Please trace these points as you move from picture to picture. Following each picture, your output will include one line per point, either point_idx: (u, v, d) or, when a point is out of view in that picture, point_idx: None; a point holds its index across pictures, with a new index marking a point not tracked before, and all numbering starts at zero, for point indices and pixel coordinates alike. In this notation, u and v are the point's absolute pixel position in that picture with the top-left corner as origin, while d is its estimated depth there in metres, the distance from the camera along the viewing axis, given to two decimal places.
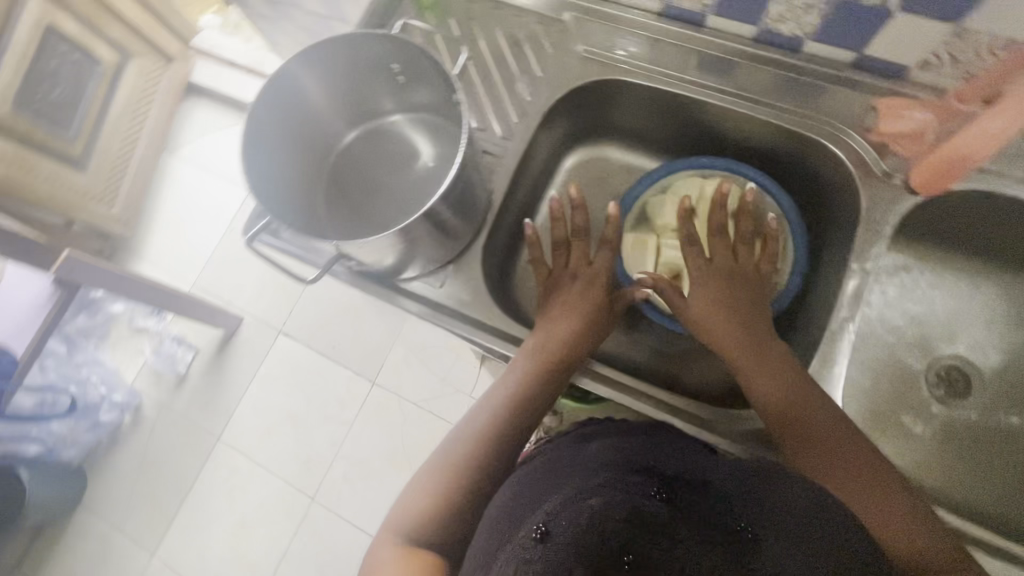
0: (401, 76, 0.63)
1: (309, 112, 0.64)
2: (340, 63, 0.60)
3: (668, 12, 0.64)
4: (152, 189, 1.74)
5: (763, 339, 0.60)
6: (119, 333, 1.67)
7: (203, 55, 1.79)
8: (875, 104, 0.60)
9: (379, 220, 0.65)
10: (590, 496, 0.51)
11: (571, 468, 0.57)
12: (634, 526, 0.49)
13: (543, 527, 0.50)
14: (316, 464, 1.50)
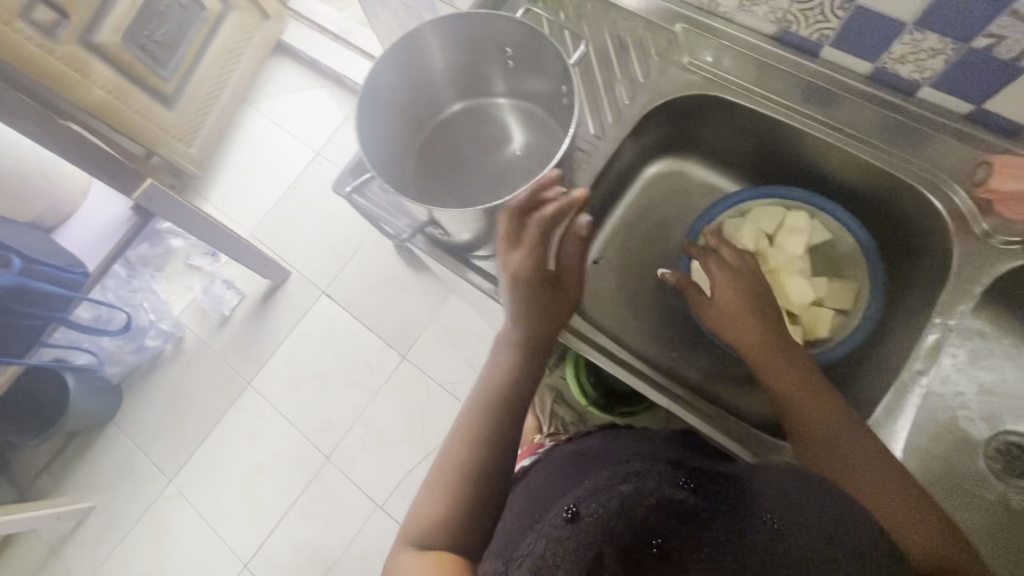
0: (513, 60, 0.65)
1: (424, 79, 0.67)
2: (465, 38, 0.63)
3: (781, 37, 0.63)
4: (228, 136, 1.82)
5: (785, 348, 0.59)
6: (176, 267, 1.75)
7: (298, 17, 1.86)
8: (986, 161, 0.58)
9: (463, 194, 0.67)
10: (620, 483, 0.55)
11: (605, 462, 0.62)
12: (665, 515, 0.51)
13: (573, 508, 0.54)
14: (336, 425, 1.54)
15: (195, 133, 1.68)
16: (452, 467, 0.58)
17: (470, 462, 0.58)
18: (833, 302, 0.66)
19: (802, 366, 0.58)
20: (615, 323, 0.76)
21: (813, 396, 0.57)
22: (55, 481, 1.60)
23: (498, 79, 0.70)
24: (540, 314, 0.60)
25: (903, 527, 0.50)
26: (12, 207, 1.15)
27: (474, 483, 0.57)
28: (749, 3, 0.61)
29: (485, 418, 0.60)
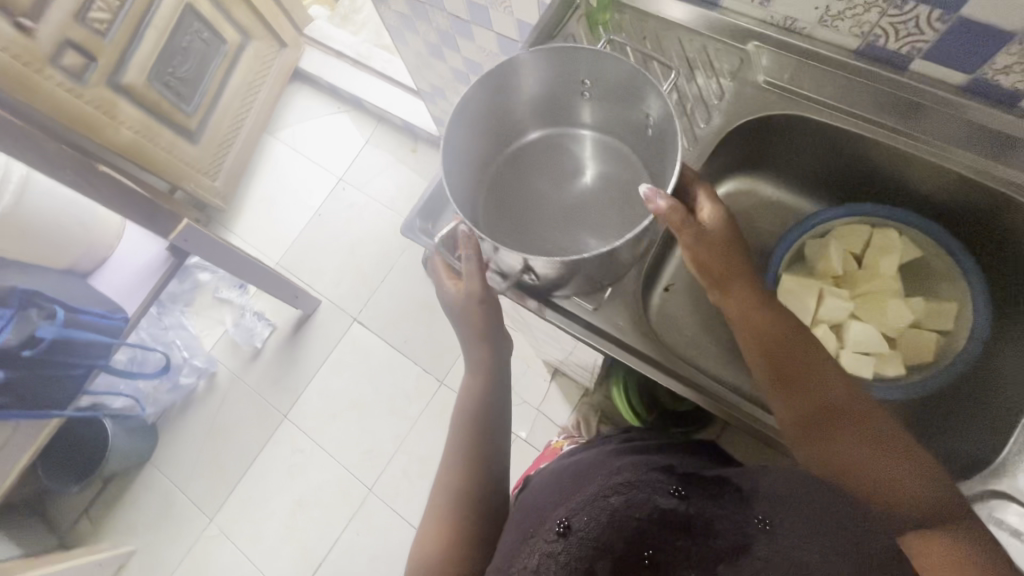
0: (591, 90, 0.65)
1: (509, 107, 0.66)
2: (548, 69, 0.62)
3: (865, 50, 0.61)
4: (251, 167, 1.81)
5: (769, 318, 0.57)
6: (203, 300, 1.73)
7: (313, 43, 1.85)
8: None
9: (546, 233, 0.65)
10: (610, 494, 0.53)
11: (596, 470, 0.59)
12: (656, 525, 0.52)
13: (565, 522, 0.52)
14: (377, 456, 1.51)
15: (218, 166, 1.67)
16: (450, 497, 0.68)
17: (463, 485, 0.68)
18: (932, 324, 0.63)
19: (792, 336, 0.56)
20: (692, 351, 0.74)
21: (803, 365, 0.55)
22: (95, 527, 1.57)
23: (585, 107, 0.68)
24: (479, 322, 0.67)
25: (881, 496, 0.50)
26: (49, 255, 1.13)
27: (469, 505, 0.67)
28: (833, 18, 0.59)
29: (474, 444, 0.71)
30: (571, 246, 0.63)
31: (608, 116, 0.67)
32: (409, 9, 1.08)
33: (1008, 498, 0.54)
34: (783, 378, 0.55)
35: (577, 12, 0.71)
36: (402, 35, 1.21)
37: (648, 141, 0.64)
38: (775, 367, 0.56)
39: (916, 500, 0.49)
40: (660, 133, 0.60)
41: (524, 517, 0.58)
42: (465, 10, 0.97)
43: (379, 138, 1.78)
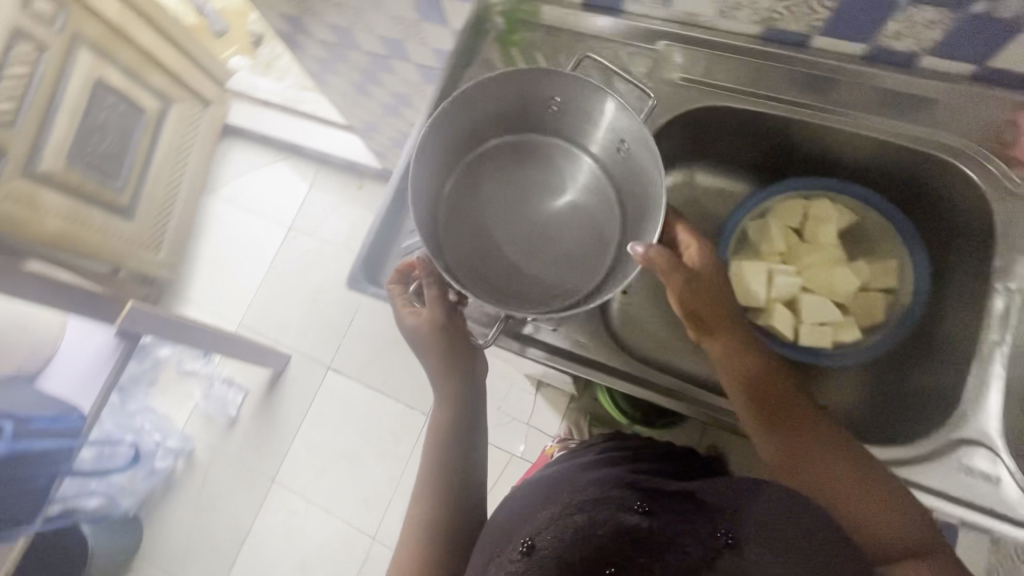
0: (555, 106, 0.66)
1: (486, 115, 0.67)
2: (513, 86, 0.62)
3: (767, 35, 0.62)
4: (194, 231, 1.75)
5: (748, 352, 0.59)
6: (168, 376, 1.61)
7: (239, 96, 1.80)
8: (1014, 119, 0.57)
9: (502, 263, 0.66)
10: (574, 513, 0.54)
11: (563, 488, 0.61)
12: (619, 542, 0.52)
13: (529, 541, 0.53)
14: (374, 502, 1.48)
15: (161, 237, 1.64)
16: (427, 517, 0.67)
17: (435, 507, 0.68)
18: (879, 283, 0.65)
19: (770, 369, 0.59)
20: (661, 350, 0.74)
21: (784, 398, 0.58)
22: None
23: (547, 119, 0.69)
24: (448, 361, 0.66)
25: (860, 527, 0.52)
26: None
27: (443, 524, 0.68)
28: (732, 9, 0.60)
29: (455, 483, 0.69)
30: (547, 288, 0.66)
31: (581, 137, 0.69)
32: (325, 52, 1.08)
33: (978, 444, 0.55)
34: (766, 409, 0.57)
35: (488, 36, 0.71)
36: (324, 78, 1.20)
37: (619, 163, 0.67)
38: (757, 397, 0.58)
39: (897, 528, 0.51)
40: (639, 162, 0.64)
41: (491, 537, 0.60)
42: (382, 46, 0.97)
43: (322, 180, 1.74)
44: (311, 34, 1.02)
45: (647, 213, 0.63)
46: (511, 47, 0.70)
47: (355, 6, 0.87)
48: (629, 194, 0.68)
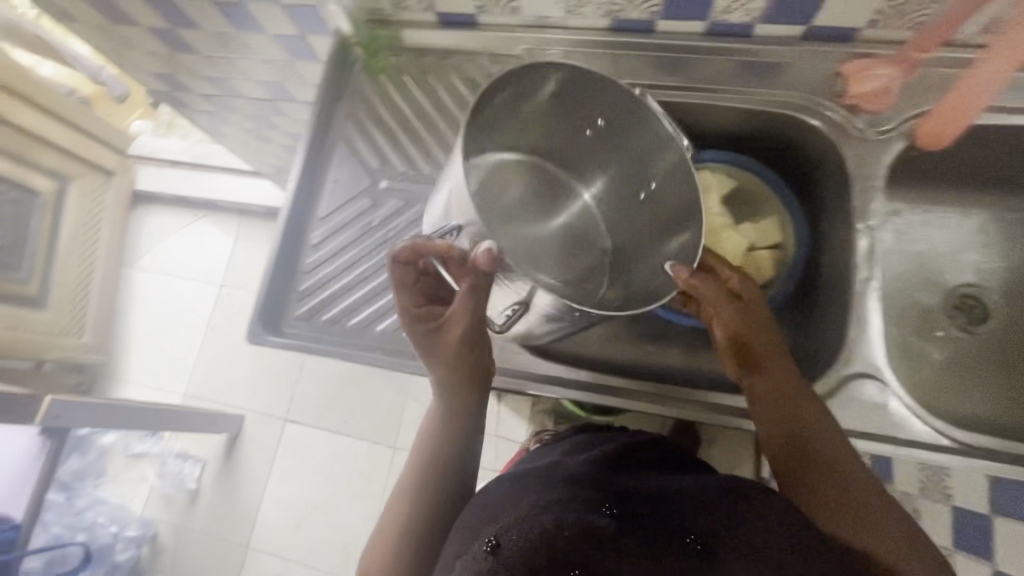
0: (595, 125, 0.60)
1: (528, 110, 0.59)
2: (573, 87, 0.56)
3: (615, 26, 0.65)
4: (119, 308, 1.68)
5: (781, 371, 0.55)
6: (116, 465, 1.55)
7: (144, 162, 1.70)
8: (840, 71, 0.61)
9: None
10: (540, 514, 0.43)
11: (528, 486, 0.49)
12: (587, 547, 0.41)
13: (493, 539, 0.42)
14: (356, 548, 1.43)
15: (81, 322, 1.56)
16: None
17: (410, 515, 0.55)
18: (766, 242, 0.68)
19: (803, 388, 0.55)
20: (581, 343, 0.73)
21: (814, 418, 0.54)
22: None
23: (579, 136, 0.62)
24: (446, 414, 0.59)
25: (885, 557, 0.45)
26: None
27: (424, 529, 0.55)
28: (576, 6, 0.62)
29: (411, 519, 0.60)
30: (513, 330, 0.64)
31: (592, 168, 0.65)
32: (211, 104, 1.06)
33: (866, 375, 0.59)
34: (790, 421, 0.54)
35: (354, 65, 0.71)
36: (219, 129, 1.17)
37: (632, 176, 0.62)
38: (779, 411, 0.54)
39: None
40: (666, 204, 0.59)
41: (457, 535, 0.47)
42: (263, 90, 0.95)
43: (246, 232, 1.69)
44: (190, 89, 1.00)
45: (658, 253, 0.61)
46: (379, 74, 0.70)
47: (225, 55, 0.86)
48: (636, 222, 0.63)
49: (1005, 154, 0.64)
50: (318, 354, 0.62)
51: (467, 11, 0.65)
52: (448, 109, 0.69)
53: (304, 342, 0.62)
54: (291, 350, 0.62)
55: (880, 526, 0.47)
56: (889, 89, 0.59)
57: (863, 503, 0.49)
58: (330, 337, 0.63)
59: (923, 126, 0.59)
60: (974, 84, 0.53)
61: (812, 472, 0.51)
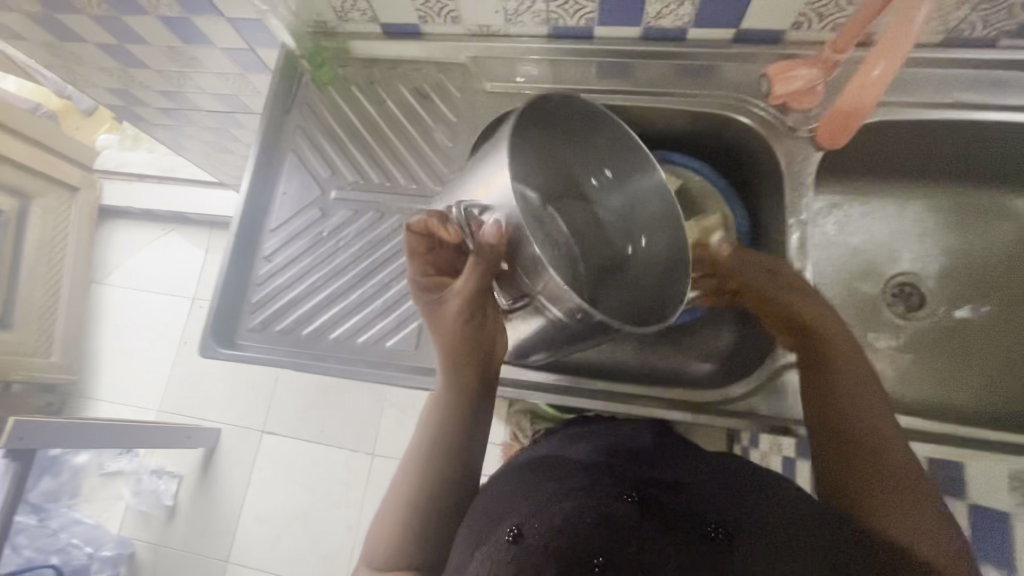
0: (603, 178, 0.62)
1: (558, 151, 0.62)
2: (581, 129, 0.60)
3: (555, 33, 0.66)
4: (88, 325, 1.65)
5: (836, 358, 0.56)
6: (91, 485, 1.53)
7: (110, 176, 1.68)
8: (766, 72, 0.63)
9: (359, 301, 0.65)
10: (563, 504, 0.47)
11: (549, 474, 0.53)
12: (606, 533, 0.45)
13: (515, 529, 0.47)
14: (337, 556, 1.42)
15: (50, 341, 1.54)
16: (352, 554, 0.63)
17: (410, 502, 0.58)
18: None
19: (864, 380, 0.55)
20: None
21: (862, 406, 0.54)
22: None
23: (587, 194, 0.63)
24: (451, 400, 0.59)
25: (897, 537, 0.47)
26: None
27: (426, 517, 0.58)
28: (514, 14, 0.63)
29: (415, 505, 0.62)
30: None
31: (606, 234, 0.63)
32: (170, 118, 1.05)
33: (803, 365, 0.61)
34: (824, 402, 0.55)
35: (303, 78, 0.72)
36: (180, 142, 1.17)
37: (624, 231, 0.62)
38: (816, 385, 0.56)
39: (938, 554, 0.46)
40: (652, 263, 0.60)
41: (474, 517, 0.52)
42: (219, 102, 0.96)
43: (217, 243, 1.67)
44: (146, 103, 1.00)
45: (651, 307, 0.58)
46: (328, 85, 0.71)
47: (177, 69, 0.86)
48: (617, 280, 0.62)
49: (931, 147, 0.67)
50: (268, 363, 0.62)
51: (411, 22, 0.66)
52: (398, 116, 0.70)
53: (255, 353, 0.63)
54: (240, 361, 0.62)
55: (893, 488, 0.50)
56: (811, 88, 0.60)
57: (884, 468, 0.50)
58: (282, 346, 0.64)
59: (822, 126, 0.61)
60: (863, 92, 0.55)
61: (840, 460, 0.52)
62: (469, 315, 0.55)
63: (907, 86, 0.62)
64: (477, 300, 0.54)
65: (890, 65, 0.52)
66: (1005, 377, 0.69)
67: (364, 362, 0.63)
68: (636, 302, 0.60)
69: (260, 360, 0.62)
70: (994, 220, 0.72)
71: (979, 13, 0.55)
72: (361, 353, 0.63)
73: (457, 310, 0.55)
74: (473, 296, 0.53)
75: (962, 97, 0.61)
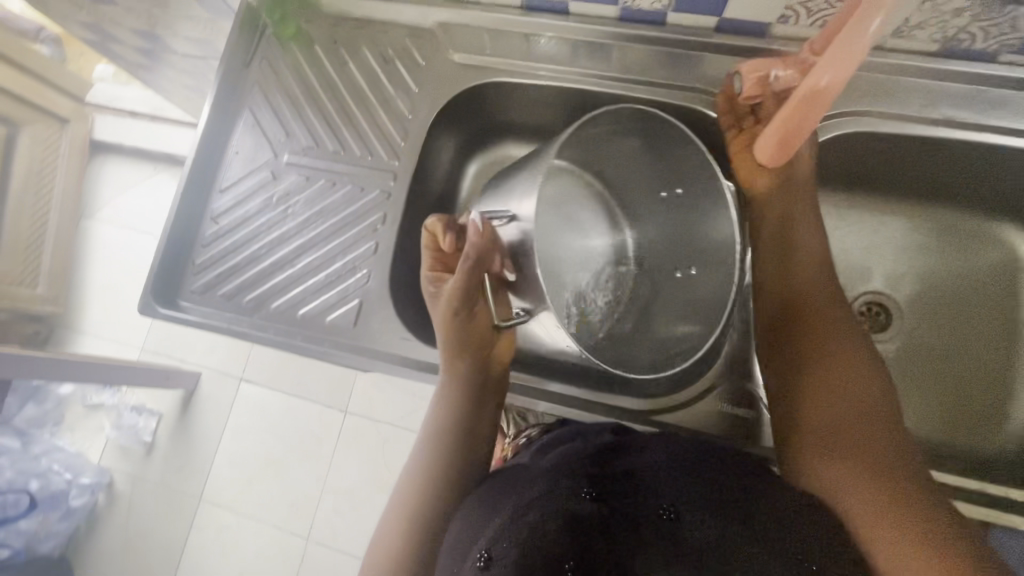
0: (669, 193, 0.61)
1: (633, 159, 0.61)
2: (652, 143, 0.58)
3: (529, 5, 0.62)
4: (76, 259, 1.63)
5: (833, 342, 0.52)
6: (75, 414, 1.55)
7: (101, 110, 1.62)
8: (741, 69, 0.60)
9: (303, 270, 0.64)
10: (526, 512, 0.43)
11: (504, 483, 0.50)
12: (573, 537, 0.41)
13: (485, 554, 0.42)
14: (304, 505, 1.36)
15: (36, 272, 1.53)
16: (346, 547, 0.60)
17: (422, 502, 0.57)
18: None
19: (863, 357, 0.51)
20: None
21: (856, 391, 0.49)
22: None
23: (653, 206, 0.64)
24: (451, 395, 0.60)
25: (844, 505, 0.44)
26: None
27: (421, 528, 0.55)
28: None
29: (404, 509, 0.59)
30: (408, 312, 0.65)
31: (654, 245, 0.64)
32: (148, 59, 1.02)
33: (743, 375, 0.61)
34: (817, 396, 0.50)
35: (265, 31, 0.69)
36: (161, 84, 1.14)
37: (664, 258, 0.63)
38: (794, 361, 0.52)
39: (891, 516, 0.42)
40: (702, 293, 0.59)
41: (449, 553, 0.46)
42: (195, 47, 0.92)
43: None
44: (122, 41, 0.96)
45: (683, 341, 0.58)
46: (290, 41, 0.69)
47: (149, 8, 0.81)
48: (654, 313, 0.62)
49: (909, 162, 0.64)
50: (210, 327, 0.64)
51: None
52: (361, 79, 0.67)
53: (197, 316, 0.64)
54: (182, 323, 0.64)
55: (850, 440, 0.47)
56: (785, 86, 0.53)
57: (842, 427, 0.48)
58: (221, 308, 0.64)
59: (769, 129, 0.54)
60: (807, 97, 0.48)
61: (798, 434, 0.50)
62: (460, 308, 0.57)
63: (890, 96, 0.59)
64: (468, 297, 0.57)
65: (839, 69, 0.45)
66: (957, 405, 0.68)
67: (299, 333, 0.63)
68: (666, 352, 0.58)
69: (202, 324, 0.64)
70: (966, 246, 0.70)
71: (979, 24, 0.50)
72: (299, 323, 0.63)
73: (448, 303, 0.58)
74: (461, 290, 0.56)
75: (947, 114, 0.58)
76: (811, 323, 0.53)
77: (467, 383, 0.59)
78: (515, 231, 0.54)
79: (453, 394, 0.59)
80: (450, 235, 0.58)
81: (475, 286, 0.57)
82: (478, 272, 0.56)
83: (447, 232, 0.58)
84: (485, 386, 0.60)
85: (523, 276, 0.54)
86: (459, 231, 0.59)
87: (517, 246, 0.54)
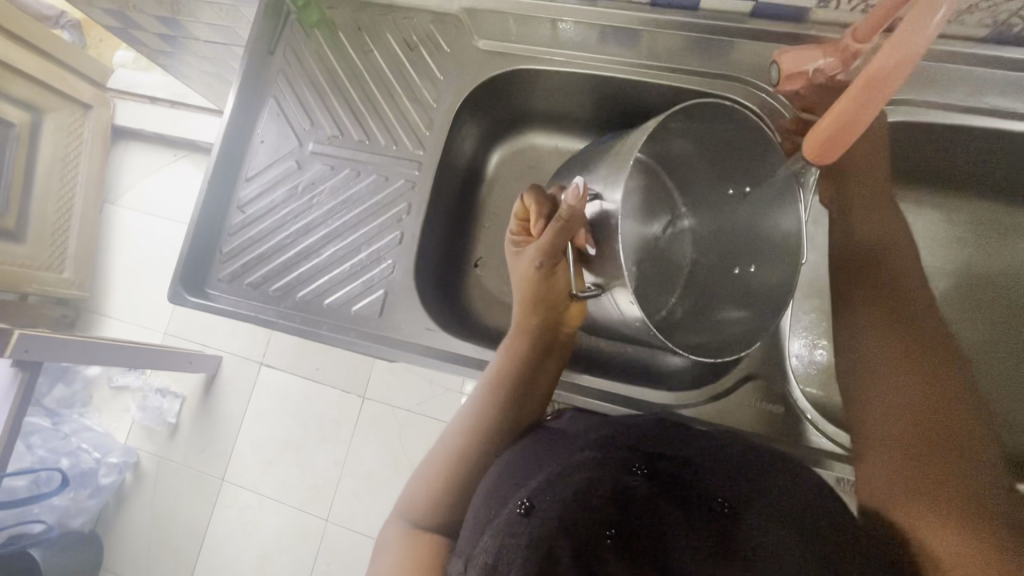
0: (733, 190, 0.60)
1: (696, 153, 0.60)
2: (716, 139, 0.56)
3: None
4: (101, 244, 1.65)
5: (866, 319, 0.52)
6: (102, 395, 1.59)
7: (122, 96, 1.64)
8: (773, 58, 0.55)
9: (328, 261, 0.65)
10: (574, 472, 0.47)
11: (554, 446, 0.52)
12: (619, 508, 0.46)
13: (527, 501, 0.45)
14: (324, 486, 1.39)
15: (63, 257, 1.55)
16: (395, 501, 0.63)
17: (452, 482, 0.57)
18: None
19: (912, 343, 0.49)
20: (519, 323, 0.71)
21: (899, 361, 0.49)
22: None
23: (711, 200, 0.63)
24: (509, 363, 0.58)
25: (886, 479, 0.46)
26: None
27: (460, 489, 0.56)
28: None
29: (434, 452, 0.61)
30: (431, 304, 0.65)
31: (711, 240, 0.64)
32: (168, 44, 1.02)
33: (772, 370, 0.60)
34: (865, 396, 0.50)
35: (288, 21, 0.69)
36: (182, 69, 1.13)
37: (725, 250, 0.61)
38: (851, 325, 0.53)
39: (924, 497, 0.44)
40: (763, 287, 0.56)
41: (488, 486, 0.50)
42: (216, 33, 0.92)
43: None
44: (144, 28, 0.96)
45: (727, 329, 0.58)
46: (314, 28, 0.68)
47: None
48: (716, 298, 0.62)
49: (948, 149, 0.62)
50: (238, 314, 0.65)
51: None
52: (385, 68, 0.67)
53: (230, 305, 0.65)
54: (211, 313, 0.65)
55: (896, 411, 0.47)
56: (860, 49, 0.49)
57: (892, 395, 0.48)
58: (250, 297, 0.65)
59: (812, 132, 0.45)
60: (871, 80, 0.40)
61: (852, 397, 0.51)
62: (544, 264, 0.58)
63: (927, 85, 0.57)
64: (552, 256, 0.57)
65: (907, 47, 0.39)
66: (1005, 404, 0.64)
67: (327, 324, 0.63)
68: (723, 337, 0.57)
69: (229, 313, 0.65)
70: (1010, 240, 0.67)
71: None
72: (323, 313, 0.63)
73: (532, 261, 0.58)
74: (548, 250, 0.56)
75: (991, 102, 0.56)
76: (862, 282, 0.54)
77: (532, 347, 0.59)
78: (597, 208, 0.54)
79: (504, 371, 0.58)
80: (543, 217, 0.58)
81: (559, 248, 0.56)
82: (564, 236, 0.54)
83: (540, 213, 0.58)
84: (541, 360, 0.59)
85: (601, 252, 0.53)
86: (551, 209, 0.58)
87: (598, 221, 0.54)
